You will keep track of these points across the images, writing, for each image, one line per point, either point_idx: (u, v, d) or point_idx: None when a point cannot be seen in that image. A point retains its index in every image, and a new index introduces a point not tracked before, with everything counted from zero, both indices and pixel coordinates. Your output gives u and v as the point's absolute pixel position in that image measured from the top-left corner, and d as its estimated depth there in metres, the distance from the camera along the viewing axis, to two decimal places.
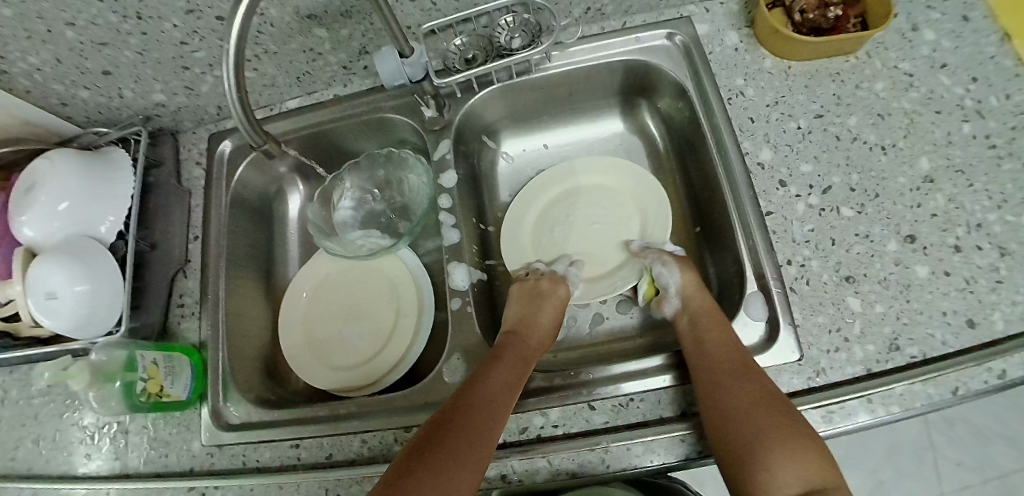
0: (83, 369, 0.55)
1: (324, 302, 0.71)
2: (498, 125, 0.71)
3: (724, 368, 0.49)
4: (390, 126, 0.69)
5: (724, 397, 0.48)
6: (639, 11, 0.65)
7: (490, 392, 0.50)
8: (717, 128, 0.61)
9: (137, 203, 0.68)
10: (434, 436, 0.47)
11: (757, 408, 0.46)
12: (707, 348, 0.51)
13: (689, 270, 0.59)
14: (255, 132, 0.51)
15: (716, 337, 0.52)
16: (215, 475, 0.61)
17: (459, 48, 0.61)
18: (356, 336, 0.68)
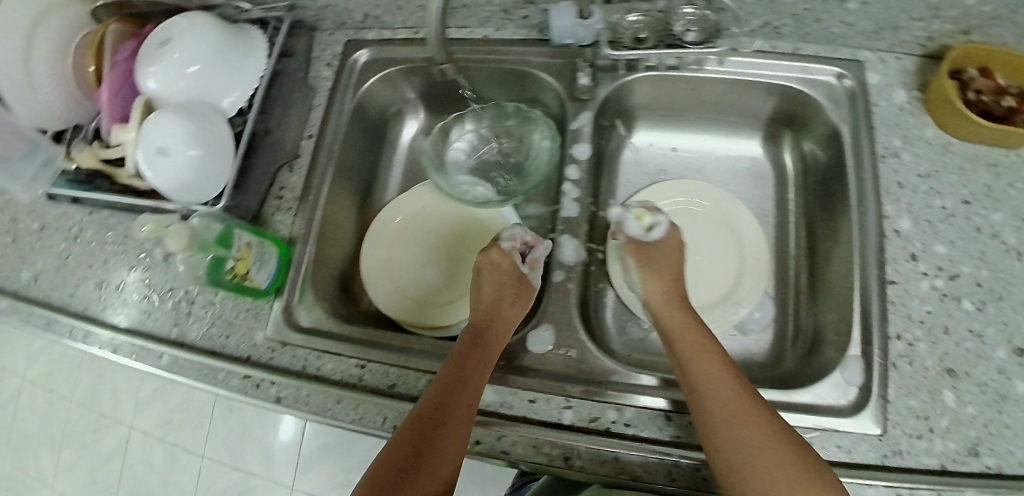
0: (183, 231, 0.54)
1: (411, 235, 0.71)
2: (637, 112, 0.69)
3: (718, 408, 0.48)
4: (528, 83, 0.67)
5: (727, 439, 0.46)
6: (813, 41, 0.62)
7: (467, 393, 0.50)
8: (862, 183, 0.59)
9: (263, 85, 0.67)
10: (419, 440, 0.48)
11: (764, 457, 0.45)
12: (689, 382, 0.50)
13: (651, 278, 0.60)
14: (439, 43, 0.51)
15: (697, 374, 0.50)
16: (273, 370, 0.61)
17: (631, 25, 0.58)
18: (436, 275, 0.69)
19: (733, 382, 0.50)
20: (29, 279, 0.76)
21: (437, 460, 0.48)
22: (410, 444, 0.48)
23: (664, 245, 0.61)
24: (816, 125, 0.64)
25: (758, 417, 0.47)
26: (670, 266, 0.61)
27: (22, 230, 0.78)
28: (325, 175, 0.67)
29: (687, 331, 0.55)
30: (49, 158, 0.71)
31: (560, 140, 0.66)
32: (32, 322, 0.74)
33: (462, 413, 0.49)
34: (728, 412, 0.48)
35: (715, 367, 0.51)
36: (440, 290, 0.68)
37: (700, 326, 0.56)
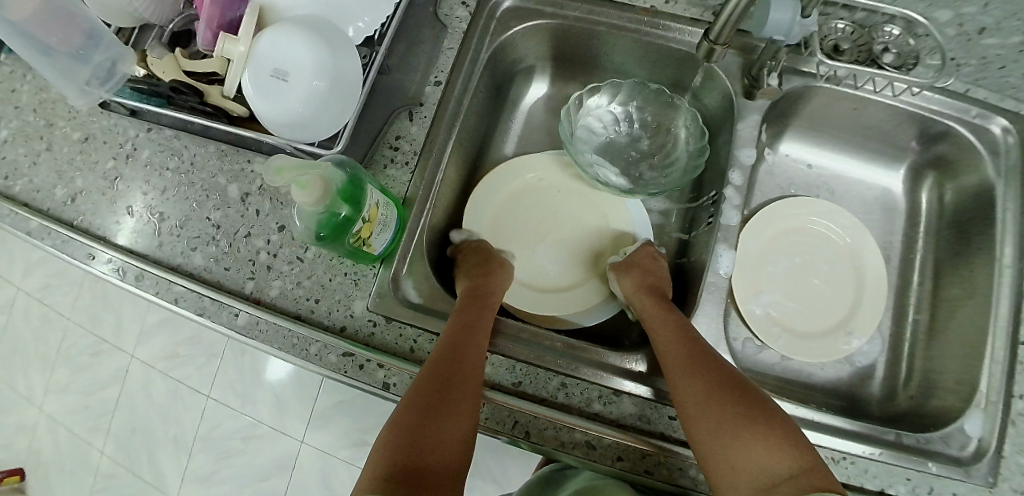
0: (317, 181, 0.44)
1: (522, 208, 0.65)
2: (789, 122, 0.67)
3: (683, 369, 0.48)
4: (687, 68, 0.62)
5: (691, 396, 0.47)
6: (985, 86, 0.61)
7: (473, 354, 0.48)
8: (1007, 234, 0.58)
9: (396, 16, 0.57)
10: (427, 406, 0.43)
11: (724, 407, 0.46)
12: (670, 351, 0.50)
13: (626, 277, 0.58)
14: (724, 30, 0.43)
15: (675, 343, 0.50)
16: (374, 349, 0.54)
17: (833, 31, 0.55)
18: (550, 260, 0.63)
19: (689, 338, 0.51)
20: (62, 199, 0.67)
21: (449, 424, 0.43)
22: (418, 411, 0.43)
23: (642, 252, 0.60)
24: (967, 176, 0.63)
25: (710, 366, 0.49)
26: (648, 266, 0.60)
27: (58, 137, 0.70)
28: (450, 134, 0.60)
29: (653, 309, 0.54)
30: (113, 60, 0.60)
31: (707, 137, 0.62)
32: (70, 253, 0.64)
33: (468, 373, 0.46)
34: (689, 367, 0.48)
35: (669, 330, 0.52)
36: (548, 275, 0.63)
37: (661, 300, 0.55)
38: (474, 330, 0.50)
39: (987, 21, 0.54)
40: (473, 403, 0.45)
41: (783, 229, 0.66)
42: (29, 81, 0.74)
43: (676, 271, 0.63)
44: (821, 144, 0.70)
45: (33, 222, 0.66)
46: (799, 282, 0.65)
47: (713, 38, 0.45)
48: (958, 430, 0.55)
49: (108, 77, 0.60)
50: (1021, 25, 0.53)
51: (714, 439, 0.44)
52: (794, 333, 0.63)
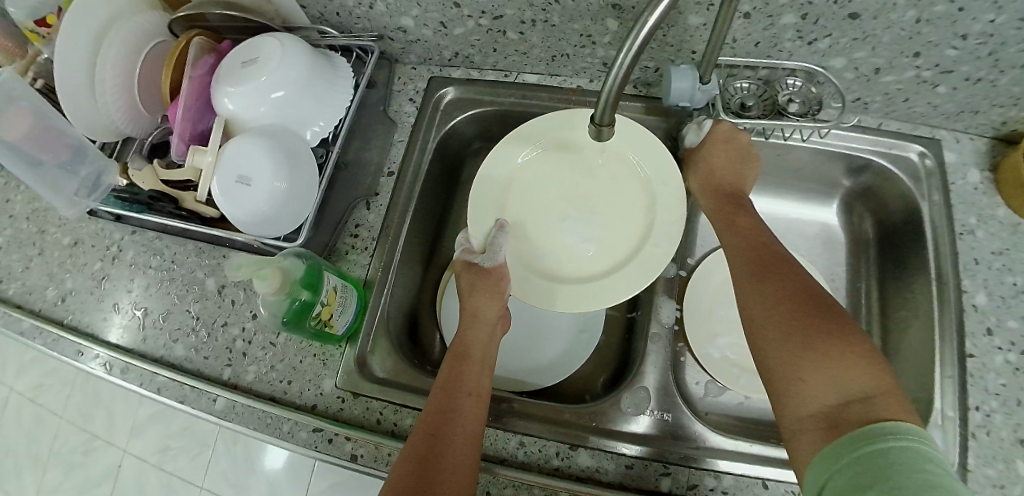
0: (276, 273, 0.50)
1: (554, 169, 0.64)
2: None
3: (756, 294, 0.49)
4: None
5: (761, 322, 0.47)
6: (897, 118, 0.67)
7: (468, 398, 0.51)
8: (938, 253, 0.62)
9: (347, 115, 0.64)
10: (429, 455, 0.46)
11: (798, 328, 0.45)
12: (731, 249, 0.55)
13: (696, 170, 0.63)
14: (607, 104, 0.41)
15: (733, 239, 0.56)
16: (344, 423, 0.58)
17: (739, 90, 0.64)
18: (581, 240, 0.62)
19: (775, 258, 0.52)
20: (54, 300, 0.72)
21: (447, 469, 0.46)
22: (418, 451, 0.47)
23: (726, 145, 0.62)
24: (897, 204, 0.68)
25: (786, 277, 0.49)
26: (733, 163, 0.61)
27: (49, 242, 0.76)
28: (406, 210, 0.67)
29: (744, 229, 0.56)
30: (98, 172, 0.65)
31: None
32: (62, 350, 0.69)
33: (462, 419, 0.49)
34: (758, 289, 0.49)
35: (735, 234, 0.56)
36: (591, 257, 0.61)
37: (735, 201, 0.60)
38: (471, 368, 0.54)
39: (879, 62, 0.59)
40: (468, 453, 0.48)
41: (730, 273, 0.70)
42: (21, 192, 0.81)
43: (628, 324, 0.67)
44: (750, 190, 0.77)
45: (26, 322, 0.71)
46: None
47: (598, 120, 0.43)
48: None
49: (95, 187, 0.66)
50: (910, 61, 0.58)
51: (786, 368, 0.44)
52: (753, 372, 0.65)
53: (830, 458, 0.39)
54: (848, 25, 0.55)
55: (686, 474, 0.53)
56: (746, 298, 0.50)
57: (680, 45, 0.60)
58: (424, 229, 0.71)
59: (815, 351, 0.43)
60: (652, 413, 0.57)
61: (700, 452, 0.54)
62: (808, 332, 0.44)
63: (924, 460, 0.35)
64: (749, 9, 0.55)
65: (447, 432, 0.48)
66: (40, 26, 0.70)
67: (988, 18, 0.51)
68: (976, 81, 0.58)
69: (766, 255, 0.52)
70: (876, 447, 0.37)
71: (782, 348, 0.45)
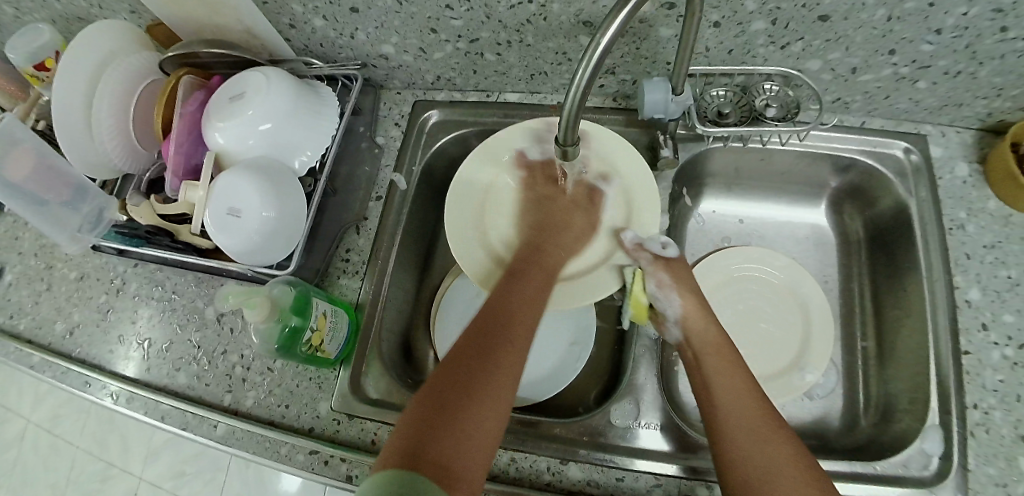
0: (265, 301, 0.51)
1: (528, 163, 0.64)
2: (706, 182, 0.75)
3: (736, 429, 0.47)
4: None
5: (746, 461, 0.45)
6: (880, 115, 0.67)
7: (520, 325, 0.49)
8: (929, 250, 0.62)
9: (333, 143, 0.66)
10: (458, 387, 0.43)
11: (783, 477, 0.43)
12: (721, 393, 0.50)
13: (689, 294, 0.57)
14: (569, 123, 0.42)
15: (728, 383, 0.50)
16: (339, 445, 0.59)
17: (715, 98, 0.65)
18: None
19: (750, 386, 0.50)
20: (63, 333, 0.75)
21: (480, 407, 0.43)
22: (453, 382, 0.44)
23: (679, 264, 0.59)
24: (885, 202, 0.68)
25: (787, 441, 0.46)
26: (693, 280, 0.59)
27: (57, 278, 0.79)
28: (396, 232, 0.68)
29: (715, 346, 0.54)
30: (100, 208, 0.70)
31: None
32: (70, 382, 0.71)
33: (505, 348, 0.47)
34: (766, 447, 0.45)
35: (733, 378, 0.51)
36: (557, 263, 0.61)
37: (725, 339, 0.54)
38: (523, 295, 0.52)
39: (856, 61, 0.59)
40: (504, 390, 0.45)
41: (714, 284, 0.72)
42: (29, 229, 0.85)
43: (619, 335, 0.68)
44: (739, 195, 0.77)
45: (36, 356, 0.74)
46: (742, 328, 0.70)
47: (562, 140, 0.44)
48: (919, 450, 0.55)
49: (97, 223, 0.70)
50: (886, 59, 0.58)
51: None
52: None
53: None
54: (819, 28, 0.55)
55: (679, 486, 0.53)
56: (744, 448, 0.46)
57: (654, 57, 0.61)
58: (414, 250, 0.72)
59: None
60: (643, 424, 0.57)
61: (690, 461, 0.54)
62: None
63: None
64: (717, 18, 0.56)
65: (487, 362, 0.45)
66: (40, 70, 0.73)
67: (959, 12, 0.51)
68: (955, 74, 0.58)
69: (764, 410, 0.48)
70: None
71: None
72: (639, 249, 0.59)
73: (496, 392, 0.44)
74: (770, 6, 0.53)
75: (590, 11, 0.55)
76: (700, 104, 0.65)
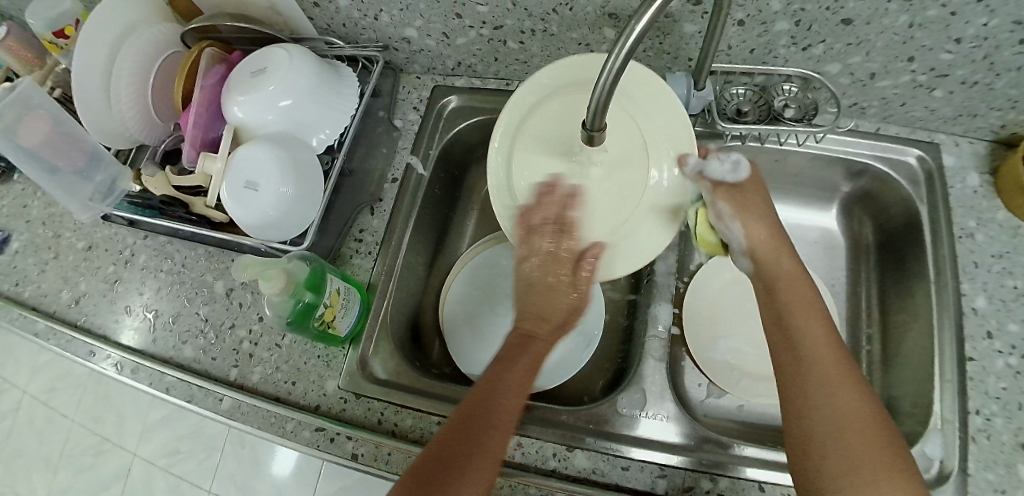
0: (281, 274, 0.52)
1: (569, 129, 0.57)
2: None
3: (804, 367, 0.46)
4: None
5: (812, 405, 0.45)
6: (895, 122, 0.68)
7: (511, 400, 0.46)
8: (939, 257, 0.62)
9: (352, 123, 0.66)
10: (456, 448, 0.43)
11: (850, 429, 0.43)
12: (799, 331, 0.48)
13: (754, 222, 0.54)
14: (599, 108, 0.43)
15: (805, 323, 0.49)
16: (345, 423, 0.59)
17: (735, 96, 0.65)
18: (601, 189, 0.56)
19: (830, 333, 0.48)
20: (68, 302, 0.75)
21: (465, 480, 0.42)
22: (450, 437, 0.44)
23: (748, 185, 0.55)
24: (896, 208, 0.69)
25: (859, 399, 0.44)
26: (762, 204, 0.55)
27: (65, 247, 0.79)
28: (411, 214, 0.69)
29: (791, 281, 0.51)
30: (113, 178, 0.69)
31: None
32: (74, 351, 0.71)
33: (496, 422, 0.45)
34: (831, 397, 0.45)
35: (812, 321, 0.49)
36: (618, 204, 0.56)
37: (801, 279, 0.52)
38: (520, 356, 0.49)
39: (875, 67, 0.60)
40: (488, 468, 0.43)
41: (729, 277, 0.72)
42: (39, 197, 0.84)
43: (627, 329, 0.68)
44: None
45: (40, 323, 0.74)
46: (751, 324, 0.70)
47: (589, 126, 0.46)
48: (920, 453, 0.56)
49: (110, 192, 0.69)
50: (905, 66, 0.58)
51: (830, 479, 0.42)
52: (753, 376, 0.66)
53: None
54: (841, 31, 0.56)
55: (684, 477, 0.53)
56: (819, 396, 0.45)
57: (676, 53, 0.62)
58: (427, 234, 0.72)
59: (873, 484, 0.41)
60: (649, 415, 0.57)
61: (696, 453, 0.54)
62: (872, 464, 0.42)
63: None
64: (742, 17, 0.56)
65: (481, 425, 0.44)
66: (58, 37, 0.73)
67: (980, 22, 0.51)
68: (972, 85, 0.59)
69: (839, 358, 0.46)
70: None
71: (847, 468, 0.42)
72: (700, 177, 0.55)
73: (482, 466, 0.43)
74: (794, 7, 0.54)
75: (616, 3, 0.55)
76: (721, 101, 0.65)
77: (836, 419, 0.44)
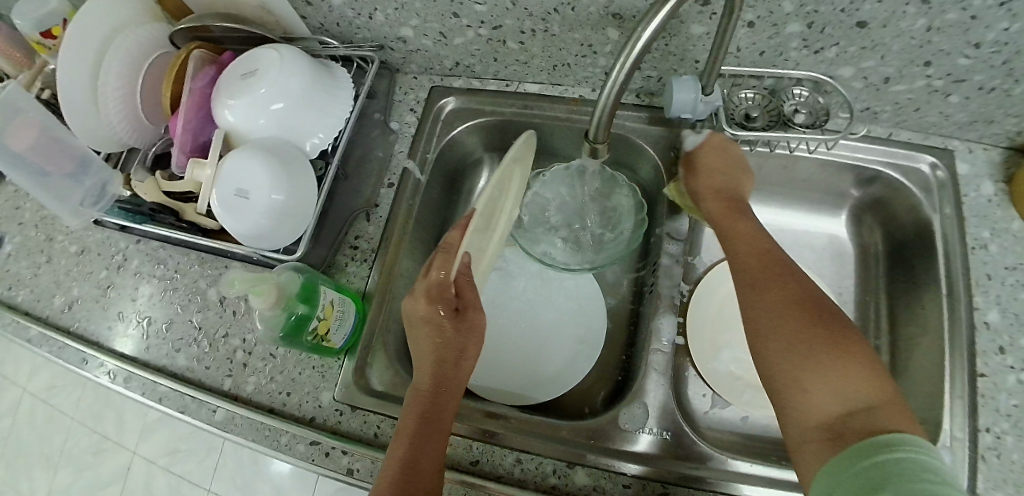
0: (272, 288, 0.50)
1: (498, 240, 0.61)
2: None
3: (743, 288, 0.50)
4: (633, 152, 0.70)
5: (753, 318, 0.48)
6: (908, 127, 0.65)
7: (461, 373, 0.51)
8: (951, 268, 0.60)
9: (347, 127, 0.64)
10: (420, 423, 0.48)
11: (785, 318, 0.46)
12: (740, 253, 0.53)
13: (703, 174, 0.60)
14: (604, 119, 0.45)
15: (745, 243, 0.53)
16: (340, 436, 0.58)
17: (743, 100, 0.63)
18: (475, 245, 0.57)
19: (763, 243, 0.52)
20: (60, 307, 0.74)
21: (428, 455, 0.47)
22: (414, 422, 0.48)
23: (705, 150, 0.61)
24: (907, 216, 0.67)
25: (791, 287, 0.47)
26: (726, 164, 0.60)
27: (57, 250, 0.78)
28: (408, 221, 0.67)
29: (727, 214, 0.57)
30: (103, 183, 0.68)
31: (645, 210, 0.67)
32: (66, 358, 0.70)
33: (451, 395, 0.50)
34: (763, 297, 0.48)
35: (748, 242, 0.53)
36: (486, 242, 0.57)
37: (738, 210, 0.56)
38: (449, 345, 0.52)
39: (890, 71, 0.57)
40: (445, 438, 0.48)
41: None
42: (31, 199, 0.83)
43: (629, 339, 0.67)
44: (757, 202, 0.75)
45: (32, 329, 0.73)
46: None
47: (592, 137, 0.48)
48: None
49: (101, 197, 0.67)
50: (921, 71, 0.56)
51: (783, 373, 0.44)
52: (757, 387, 0.65)
53: (829, 481, 0.38)
54: (855, 34, 0.54)
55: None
56: (755, 301, 0.48)
57: (683, 55, 0.60)
58: (425, 241, 0.70)
59: (815, 360, 0.43)
60: (651, 432, 0.56)
61: (698, 472, 0.53)
62: (811, 340, 0.44)
63: (922, 469, 0.34)
64: (752, 18, 0.54)
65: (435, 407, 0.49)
66: (46, 37, 0.71)
67: (1002, 26, 0.49)
68: (990, 90, 0.56)
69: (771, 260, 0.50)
70: (876, 461, 0.37)
71: (786, 351, 0.44)
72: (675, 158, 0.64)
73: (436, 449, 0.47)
74: (807, 9, 0.51)
75: (620, 3, 0.53)
76: (729, 106, 0.63)
77: (768, 315, 0.47)
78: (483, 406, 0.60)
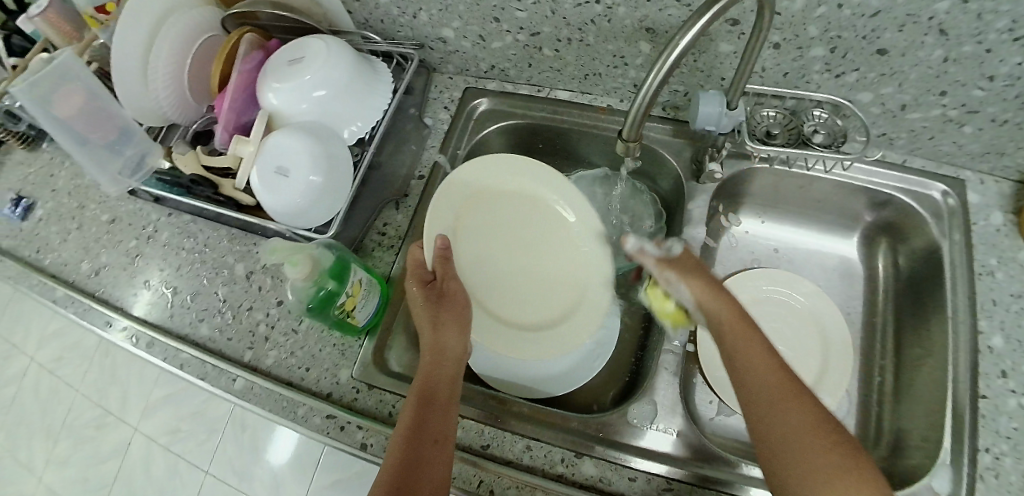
0: (307, 259, 0.52)
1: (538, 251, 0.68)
2: (742, 201, 0.77)
3: (755, 393, 0.49)
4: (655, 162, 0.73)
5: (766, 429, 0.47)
6: (921, 155, 0.68)
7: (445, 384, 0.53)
8: (958, 292, 0.62)
9: (384, 119, 0.67)
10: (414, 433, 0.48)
11: (800, 434, 0.45)
12: (742, 371, 0.51)
13: (697, 277, 0.58)
14: (636, 118, 0.47)
15: (750, 357, 0.51)
16: (356, 413, 0.59)
17: (765, 118, 0.66)
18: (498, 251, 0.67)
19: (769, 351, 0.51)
20: (87, 272, 0.76)
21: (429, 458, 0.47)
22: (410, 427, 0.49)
23: (685, 256, 0.60)
24: (917, 241, 0.69)
25: (805, 407, 0.47)
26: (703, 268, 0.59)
27: (88, 218, 0.80)
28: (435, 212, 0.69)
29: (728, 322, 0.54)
30: (143, 154, 0.71)
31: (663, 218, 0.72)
32: (90, 321, 0.72)
33: (445, 394, 0.52)
34: (779, 412, 0.47)
35: (756, 356, 0.51)
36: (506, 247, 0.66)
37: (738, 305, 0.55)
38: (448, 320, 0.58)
39: (906, 98, 0.60)
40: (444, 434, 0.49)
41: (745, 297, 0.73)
42: (67, 168, 0.86)
43: (641, 341, 0.69)
44: (771, 219, 0.78)
45: (59, 291, 0.75)
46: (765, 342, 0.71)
47: (624, 136, 0.50)
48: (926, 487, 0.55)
49: (139, 168, 0.71)
50: (936, 100, 0.59)
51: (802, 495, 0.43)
52: None
53: None
54: (876, 60, 0.56)
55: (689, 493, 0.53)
56: (766, 413, 0.48)
57: (710, 71, 0.62)
58: None
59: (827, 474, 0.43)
60: (658, 428, 0.58)
61: (703, 470, 0.55)
62: (827, 461, 0.44)
63: None
64: (779, 40, 0.57)
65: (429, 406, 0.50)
66: (100, 12, 0.76)
67: (1015, 60, 0.52)
68: (1003, 122, 0.59)
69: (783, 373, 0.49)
70: None
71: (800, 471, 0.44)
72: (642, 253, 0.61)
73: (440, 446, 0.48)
74: (831, 34, 0.54)
75: (655, 17, 0.56)
76: (752, 123, 0.66)
77: (783, 427, 0.46)
78: (497, 393, 0.61)
